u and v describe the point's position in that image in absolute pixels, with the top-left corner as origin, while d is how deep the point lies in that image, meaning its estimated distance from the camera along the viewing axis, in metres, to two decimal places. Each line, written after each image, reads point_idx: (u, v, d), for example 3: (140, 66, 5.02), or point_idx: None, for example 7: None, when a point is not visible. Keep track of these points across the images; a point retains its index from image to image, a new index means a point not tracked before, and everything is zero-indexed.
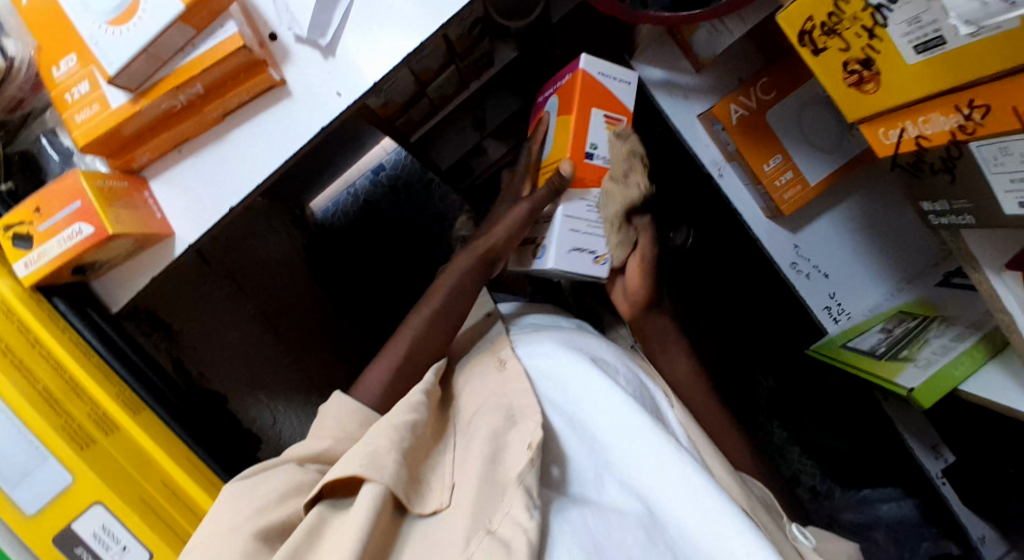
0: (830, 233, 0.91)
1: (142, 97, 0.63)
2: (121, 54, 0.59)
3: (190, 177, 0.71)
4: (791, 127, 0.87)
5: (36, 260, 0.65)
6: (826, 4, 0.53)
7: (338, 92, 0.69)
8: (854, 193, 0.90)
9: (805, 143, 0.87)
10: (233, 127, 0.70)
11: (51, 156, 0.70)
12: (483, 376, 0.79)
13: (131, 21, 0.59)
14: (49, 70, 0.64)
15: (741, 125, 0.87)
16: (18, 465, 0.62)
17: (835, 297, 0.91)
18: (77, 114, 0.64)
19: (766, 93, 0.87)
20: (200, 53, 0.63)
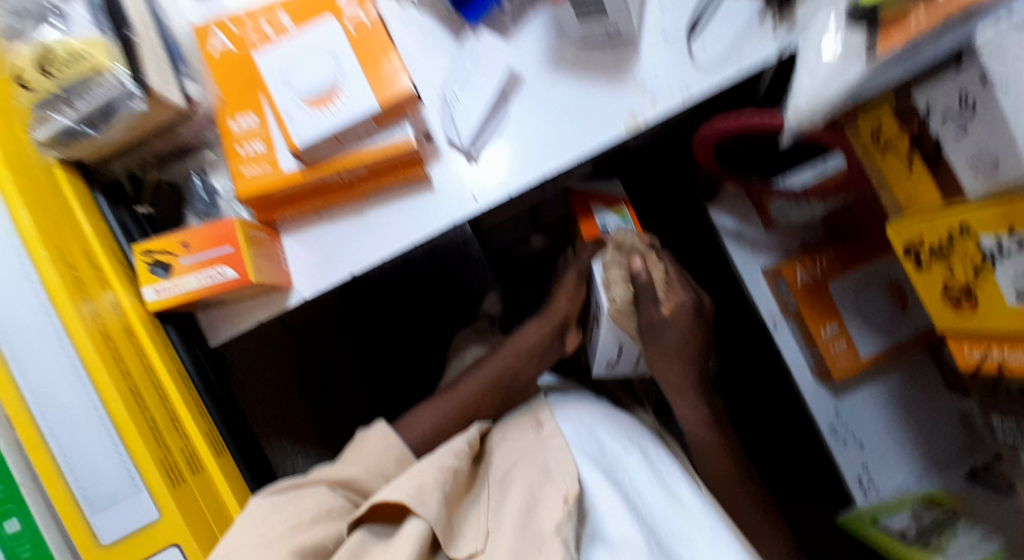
0: (869, 406, 0.99)
1: (311, 168, 0.68)
2: (310, 132, 0.64)
3: (319, 238, 0.76)
4: (849, 303, 0.94)
5: (168, 290, 0.68)
6: (938, 233, 0.61)
7: (475, 197, 0.75)
8: (891, 373, 0.99)
9: (860, 319, 0.94)
10: (371, 205, 0.75)
11: (199, 194, 0.73)
12: (520, 433, 0.76)
13: (329, 105, 0.64)
14: (229, 122, 0.68)
15: (805, 290, 0.94)
16: (109, 492, 0.64)
17: (867, 469, 0.98)
18: (245, 167, 0.69)
19: (830, 263, 0.95)
20: (374, 144, 0.68)
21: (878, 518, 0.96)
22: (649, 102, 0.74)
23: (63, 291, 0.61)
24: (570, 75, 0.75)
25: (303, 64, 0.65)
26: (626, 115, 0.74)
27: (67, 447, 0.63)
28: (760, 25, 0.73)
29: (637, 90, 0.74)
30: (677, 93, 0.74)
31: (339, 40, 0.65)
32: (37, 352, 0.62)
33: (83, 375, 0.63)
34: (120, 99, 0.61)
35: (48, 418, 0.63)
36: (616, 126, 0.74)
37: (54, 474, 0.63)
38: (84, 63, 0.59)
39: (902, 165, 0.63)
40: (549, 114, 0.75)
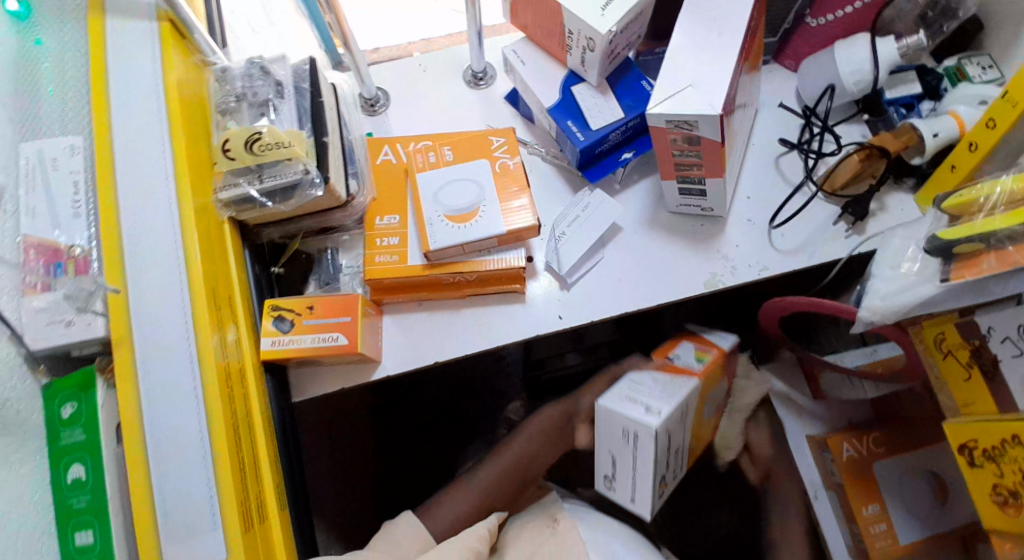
0: None
1: (432, 267, 0.79)
2: (448, 239, 0.77)
3: (413, 323, 0.83)
4: (892, 489, 0.96)
5: (284, 343, 0.76)
6: (992, 438, 0.66)
7: (561, 316, 0.83)
8: None
9: (900, 507, 0.96)
10: (468, 305, 0.83)
11: (326, 266, 0.83)
12: (536, 532, 0.89)
13: (470, 222, 0.78)
14: (375, 217, 0.81)
15: (849, 464, 0.97)
16: (187, 524, 0.65)
17: None
18: (378, 255, 0.79)
19: (876, 445, 0.98)
20: (491, 259, 0.79)
21: None
22: (729, 269, 0.84)
23: (209, 329, 0.68)
24: (661, 232, 0.86)
25: (454, 189, 0.80)
26: (707, 277, 0.84)
27: (165, 466, 0.66)
28: (835, 225, 0.85)
29: (719, 258, 0.85)
30: (755, 266, 0.84)
31: (486, 175, 0.80)
32: (168, 376, 0.66)
33: (202, 401, 0.67)
34: (304, 184, 0.75)
35: (157, 436, 0.66)
36: (696, 282, 0.84)
37: (145, 491, 0.65)
38: (284, 150, 0.74)
39: (961, 369, 0.70)
40: (639, 261, 0.85)
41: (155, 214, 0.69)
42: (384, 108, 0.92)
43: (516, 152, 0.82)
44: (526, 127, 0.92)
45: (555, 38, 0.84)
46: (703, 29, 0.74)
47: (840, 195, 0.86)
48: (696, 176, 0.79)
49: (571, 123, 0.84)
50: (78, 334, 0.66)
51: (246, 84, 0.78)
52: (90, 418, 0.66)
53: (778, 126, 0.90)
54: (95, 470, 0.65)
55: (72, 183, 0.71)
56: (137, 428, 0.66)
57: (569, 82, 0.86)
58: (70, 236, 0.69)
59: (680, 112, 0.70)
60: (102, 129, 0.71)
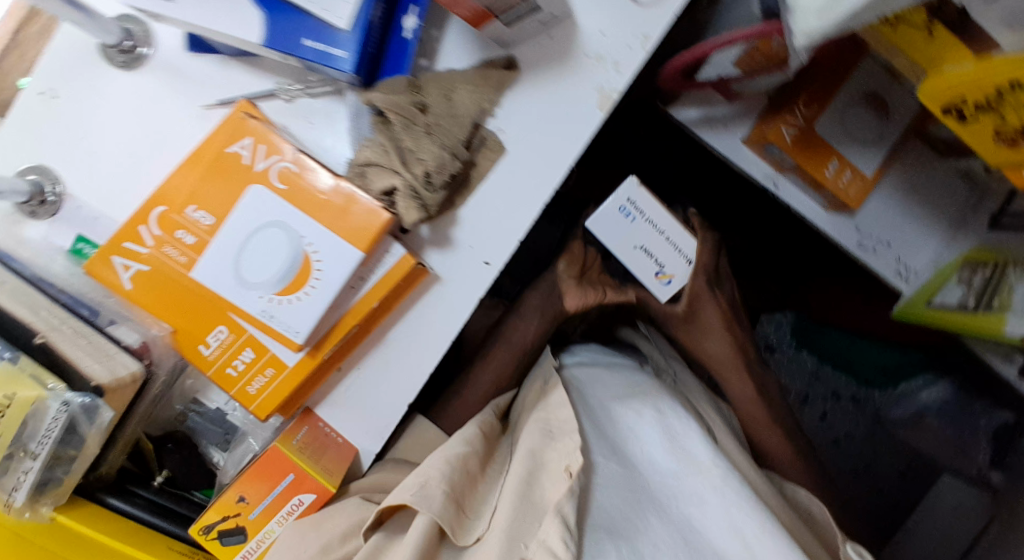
0: (884, 207, 0.99)
1: (318, 349, 0.57)
2: (303, 321, 0.54)
3: (349, 393, 0.65)
4: (837, 133, 0.90)
5: (254, 549, 0.65)
6: (984, 91, 0.55)
7: (487, 261, 0.64)
8: (892, 168, 0.98)
9: (849, 142, 0.91)
10: (386, 329, 0.64)
11: (204, 426, 0.68)
12: (531, 407, 0.80)
13: (310, 280, 0.54)
14: (198, 349, 0.57)
15: (795, 144, 0.90)
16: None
17: (902, 261, 1.00)
18: (248, 384, 0.58)
19: (808, 107, 0.89)
20: (373, 283, 0.57)
21: (930, 300, 0.97)
22: (613, 69, 0.61)
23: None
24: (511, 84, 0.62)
25: (257, 252, 0.54)
26: (597, 96, 0.62)
27: None
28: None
29: (593, 62, 0.61)
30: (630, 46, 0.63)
31: (275, 206, 0.54)
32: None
33: None
34: (77, 415, 0.55)
35: None
36: (590, 112, 0.62)
37: None
38: (14, 406, 0.53)
39: (921, 34, 0.58)
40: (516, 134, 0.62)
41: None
42: (62, 190, 0.62)
43: (280, 140, 0.54)
44: (252, 68, 0.61)
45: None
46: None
47: None
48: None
49: (310, 41, 0.55)
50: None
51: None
52: None
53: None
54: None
55: None
56: None
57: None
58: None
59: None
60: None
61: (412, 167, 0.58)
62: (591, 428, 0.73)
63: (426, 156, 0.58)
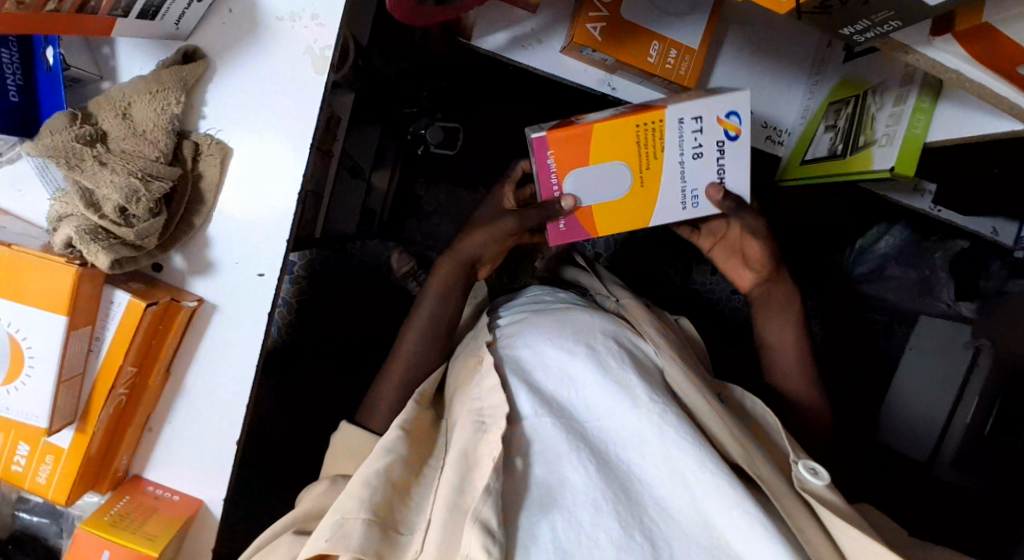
0: (733, 73, 0.92)
1: (84, 420, 0.60)
2: (39, 404, 0.58)
3: (174, 447, 0.66)
4: (643, 11, 0.83)
5: None
6: None
7: (260, 272, 0.64)
8: (732, 28, 0.91)
9: (662, 16, 0.83)
10: (181, 376, 0.65)
11: (42, 521, 0.70)
12: (462, 383, 0.66)
13: (27, 362, 0.58)
14: None
15: (607, 39, 0.82)
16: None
17: (768, 122, 0.97)
18: (38, 477, 0.61)
19: None
20: (109, 341, 0.59)
21: (805, 155, 0.94)
22: (314, 26, 0.62)
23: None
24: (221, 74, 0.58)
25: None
26: (309, 59, 0.62)
27: None
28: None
29: (293, 26, 0.62)
30: (309, 12, 0.61)
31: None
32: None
33: None
34: None
35: None
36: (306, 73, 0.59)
37: None
38: None
39: None
40: (254, 118, 0.63)
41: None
42: None
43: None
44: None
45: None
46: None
47: None
48: None
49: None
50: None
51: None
52: None
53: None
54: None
55: None
56: None
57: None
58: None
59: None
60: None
61: (101, 206, 0.59)
62: (521, 386, 0.61)
63: (111, 192, 0.58)
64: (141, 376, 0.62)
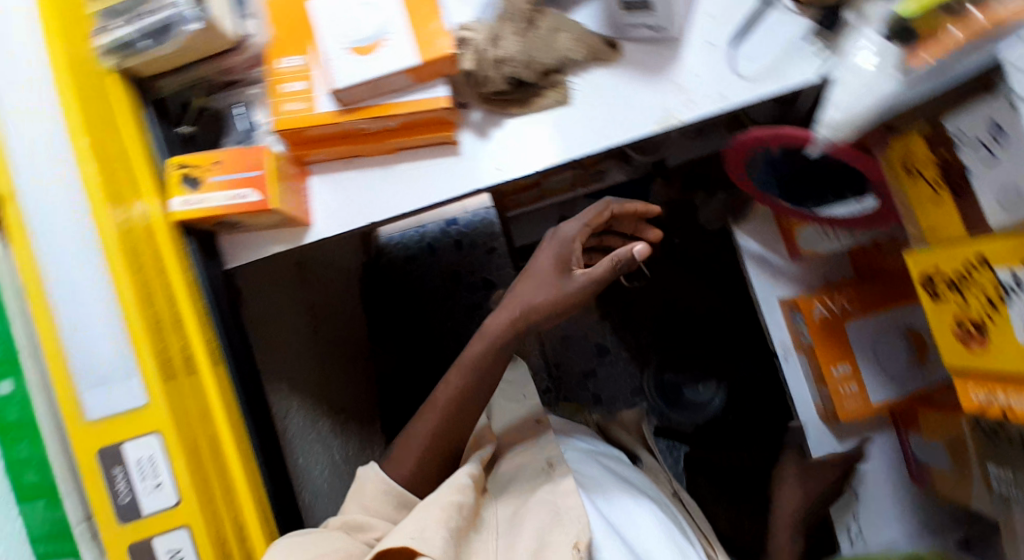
0: (870, 453, 0.94)
1: (348, 113, 0.67)
2: (352, 79, 0.63)
3: (346, 184, 0.74)
4: (862, 344, 0.88)
5: (195, 203, 0.65)
6: (955, 263, 0.58)
7: (499, 167, 0.74)
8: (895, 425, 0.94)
9: (871, 360, 0.88)
10: (399, 161, 0.74)
11: (237, 125, 0.71)
12: (527, 476, 0.73)
13: (372, 55, 0.63)
14: (275, 59, 0.66)
15: (820, 325, 0.89)
16: (106, 401, 0.56)
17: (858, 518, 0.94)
18: (282, 103, 0.67)
19: (851, 304, 0.90)
20: (408, 99, 0.67)
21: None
22: (684, 103, 0.73)
23: (96, 183, 0.57)
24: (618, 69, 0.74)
25: (348, 18, 0.63)
26: (661, 114, 0.74)
27: (77, 348, 0.56)
28: (806, 42, 0.72)
29: (676, 89, 0.74)
30: (713, 97, 0.73)
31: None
32: (59, 225, 0.57)
33: (121, 315, 0.57)
34: (178, 22, 0.59)
35: (69, 330, 0.56)
36: (647, 120, 0.74)
37: (61, 367, 0.56)
38: None
39: (929, 190, 0.62)
40: (602, 104, 0.74)
41: (20, 41, 0.58)
42: None
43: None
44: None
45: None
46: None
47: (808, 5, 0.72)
48: None
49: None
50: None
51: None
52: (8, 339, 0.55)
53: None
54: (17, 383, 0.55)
55: None
56: (54, 338, 0.56)
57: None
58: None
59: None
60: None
61: (493, 47, 0.69)
62: (596, 507, 0.68)
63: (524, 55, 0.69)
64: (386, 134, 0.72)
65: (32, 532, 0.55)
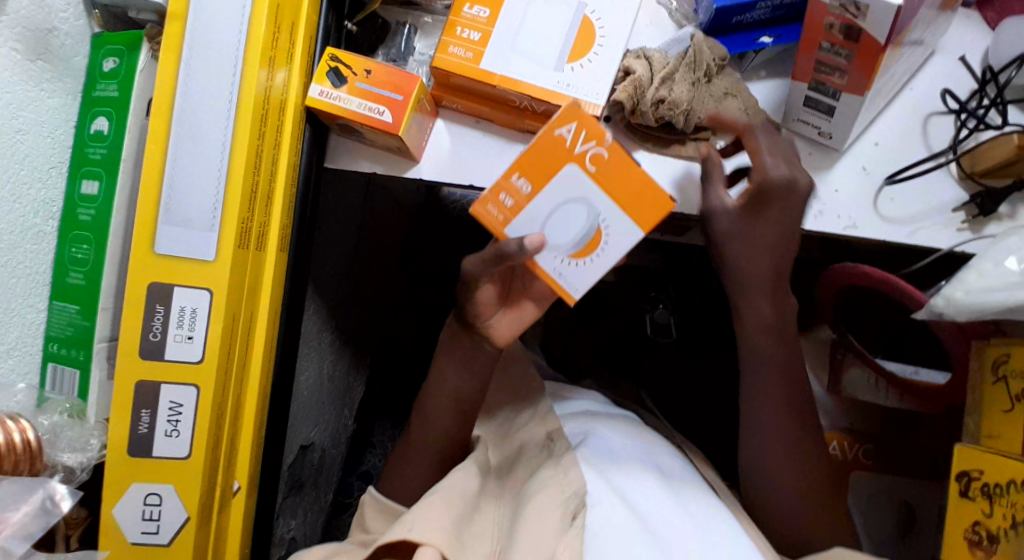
0: None
1: (503, 77, 0.67)
2: (547, 81, 0.67)
3: (466, 141, 0.75)
4: (861, 496, 0.84)
5: (330, 99, 0.67)
6: (1000, 474, 0.57)
7: None
8: None
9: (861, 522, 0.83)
10: (520, 138, 0.74)
11: (399, 43, 0.72)
12: (529, 456, 0.72)
13: (579, 63, 0.68)
14: (464, 4, 0.69)
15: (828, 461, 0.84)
16: (183, 244, 0.57)
17: None
18: (451, 47, 0.68)
19: (867, 457, 0.85)
20: (569, 93, 0.67)
21: None
22: (813, 212, 0.73)
23: (261, 43, 0.57)
24: None
25: (565, 217, 0.60)
26: None
27: (179, 179, 0.56)
28: (953, 212, 0.73)
29: (810, 196, 0.73)
30: (843, 220, 0.73)
31: (620, 6, 0.69)
32: (208, 59, 0.56)
33: (227, 166, 0.57)
34: None
35: (177, 163, 0.56)
36: None
37: (153, 198, 0.56)
38: None
39: (1005, 400, 0.61)
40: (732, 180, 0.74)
41: None
42: None
43: (602, 131, 0.58)
44: None
45: None
46: None
47: (976, 182, 0.73)
48: (831, 87, 0.65)
49: None
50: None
51: None
52: (117, 143, 0.56)
53: (948, 78, 0.76)
54: (108, 190, 0.57)
55: None
56: (156, 160, 0.56)
57: None
58: None
59: None
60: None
61: (656, 86, 0.68)
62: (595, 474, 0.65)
63: (687, 106, 0.68)
64: (523, 113, 0.72)
65: (48, 330, 0.58)
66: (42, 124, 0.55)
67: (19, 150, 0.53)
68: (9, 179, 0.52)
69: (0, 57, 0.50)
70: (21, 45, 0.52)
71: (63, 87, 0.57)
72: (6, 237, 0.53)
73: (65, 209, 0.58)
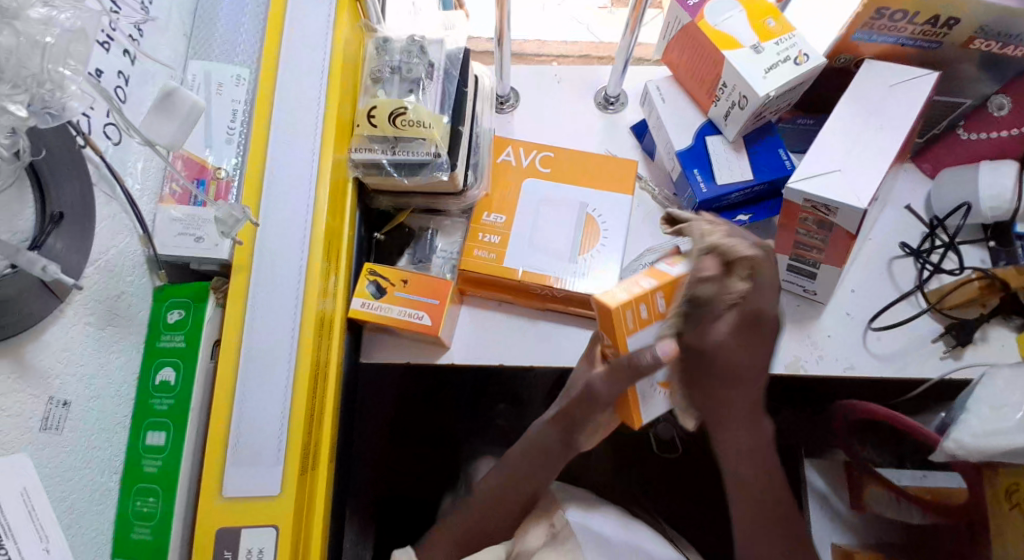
0: None
1: (525, 272, 0.74)
2: (564, 272, 0.74)
3: (489, 326, 0.80)
4: None
5: (370, 307, 0.73)
6: None
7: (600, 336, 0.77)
8: None
9: None
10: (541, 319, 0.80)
11: (423, 247, 0.79)
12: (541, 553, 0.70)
13: (591, 253, 0.75)
14: (483, 212, 0.77)
15: None
16: (248, 483, 0.58)
17: None
18: (476, 249, 0.76)
19: None
20: (585, 280, 0.74)
21: None
22: (814, 356, 0.80)
23: (319, 278, 0.61)
24: None
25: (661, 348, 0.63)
26: (790, 359, 0.80)
27: (245, 417, 0.59)
28: (934, 343, 0.81)
29: (808, 343, 0.81)
30: (841, 362, 0.80)
31: (616, 199, 0.78)
32: (267, 304, 0.61)
33: (290, 399, 0.59)
34: (432, 166, 0.69)
35: (244, 405, 0.59)
36: (778, 361, 0.79)
37: (221, 444, 0.58)
38: (422, 130, 0.68)
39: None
40: None
41: (302, 138, 0.64)
42: (512, 109, 0.88)
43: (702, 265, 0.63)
44: (643, 163, 0.86)
45: (704, 87, 0.78)
46: (864, 116, 0.68)
47: (945, 313, 0.82)
48: (811, 260, 0.73)
49: (698, 172, 0.77)
50: (203, 252, 0.61)
51: (404, 59, 0.72)
52: (183, 393, 0.59)
53: (901, 229, 0.87)
54: (175, 440, 0.58)
55: (231, 110, 0.66)
56: (224, 408, 0.59)
57: (705, 132, 0.79)
58: (219, 156, 0.65)
59: (826, 196, 0.63)
60: (270, 76, 0.66)
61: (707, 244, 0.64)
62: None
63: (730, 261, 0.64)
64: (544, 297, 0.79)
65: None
66: (108, 386, 0.57)
67: (91, 418, 0.55)
68: (80, 451, 0.54)
69: (74, 335, 0.53)
70: (93, 318, 0.55)
71: (126, 346, 0.59)
72: (75, 506, 0.53)
73: (127, 460, 0.59)
